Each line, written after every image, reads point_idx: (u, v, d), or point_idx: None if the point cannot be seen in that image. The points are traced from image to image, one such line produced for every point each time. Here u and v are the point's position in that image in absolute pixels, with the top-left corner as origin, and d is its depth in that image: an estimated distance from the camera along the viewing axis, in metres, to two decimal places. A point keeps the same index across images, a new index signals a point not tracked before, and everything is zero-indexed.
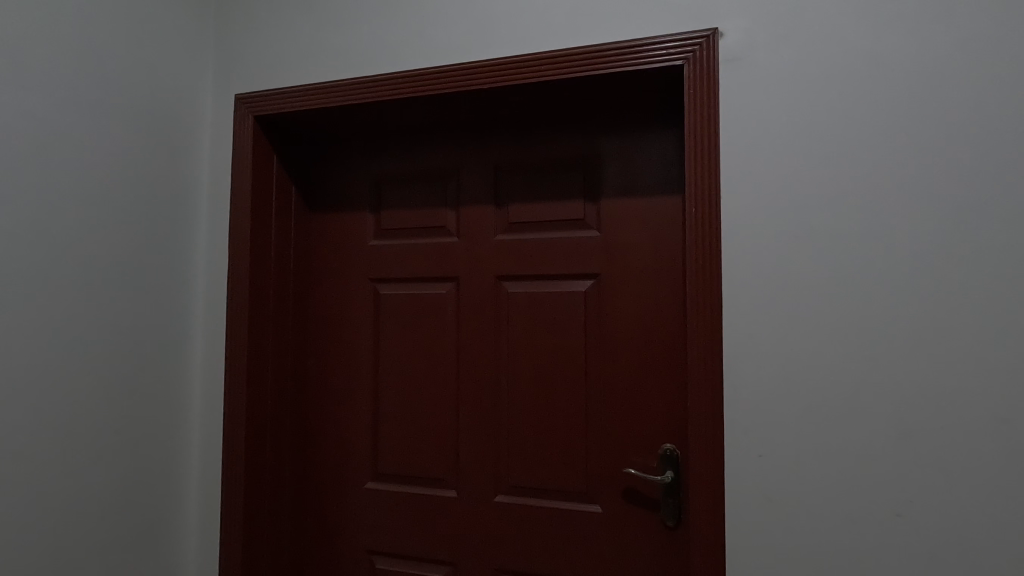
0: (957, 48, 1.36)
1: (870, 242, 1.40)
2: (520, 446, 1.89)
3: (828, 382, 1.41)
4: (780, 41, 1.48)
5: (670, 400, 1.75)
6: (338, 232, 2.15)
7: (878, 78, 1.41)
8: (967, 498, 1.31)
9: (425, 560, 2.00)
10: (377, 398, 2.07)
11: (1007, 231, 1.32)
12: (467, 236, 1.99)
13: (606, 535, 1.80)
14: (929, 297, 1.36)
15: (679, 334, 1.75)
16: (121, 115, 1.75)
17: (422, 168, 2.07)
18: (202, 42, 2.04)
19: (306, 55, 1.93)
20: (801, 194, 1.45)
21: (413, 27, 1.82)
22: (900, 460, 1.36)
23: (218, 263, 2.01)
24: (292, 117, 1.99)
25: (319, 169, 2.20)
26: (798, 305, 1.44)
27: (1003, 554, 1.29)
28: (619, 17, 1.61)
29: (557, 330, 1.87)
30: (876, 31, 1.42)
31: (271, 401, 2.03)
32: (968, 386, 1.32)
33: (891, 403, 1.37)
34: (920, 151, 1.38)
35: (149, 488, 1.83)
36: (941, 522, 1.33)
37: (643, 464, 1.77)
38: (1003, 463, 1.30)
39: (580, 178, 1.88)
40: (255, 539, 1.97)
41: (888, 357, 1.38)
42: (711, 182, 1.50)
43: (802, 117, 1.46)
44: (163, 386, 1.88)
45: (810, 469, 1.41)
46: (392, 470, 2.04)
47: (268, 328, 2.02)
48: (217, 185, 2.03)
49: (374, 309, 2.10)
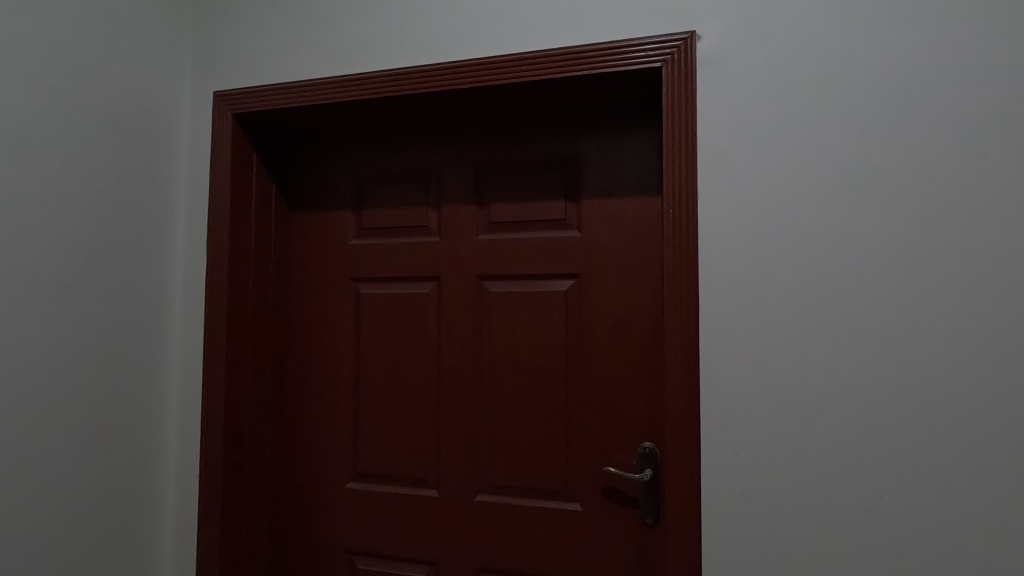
0: (927, 50, 1.40)
1: (839, 244, 1.43)
2: (501, 444, 1.90)
3: (799, 381, 1.44)
4: (753, 47, 1.51)
5: (649, 398, 1.77)
6: (318, 230, 2.14)
7: (845, 86, 1.45)
8: (936, 492, 1.35)
9: (403, 560, 1.99)
10: (357, 397, 2.06)
11: (972, 232, 1.36)
12: (449, 236, 1.99)
13: (587, 529, 1.81)
14: (895, 296, 1.39)
15: (656, 332, 1.77)
16: (98, 112, 1.72)
17: (404, 166, 2.06)
18: (179, 36, 2.01)
19: (286, 51, 1.92)
20: (774, 197, 1.48)
21: (394, 24, 1.81)
22: (871, 457, 1.39)
23: (196, 261, 1.98)
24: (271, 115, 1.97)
25: (299, 167, 2.19)
26: (770, 305, 1.47)
27: (970, 546, 1.32)
28: (599, 18, 1.63)
29: (536, 331, 1.88)
30: (850, 34, 1.45)
31: (252, 396, 2.01)
32: (935, 382, 1.36)
33: (861, 399, 1.40)
34: (887, 156, 1.41)
35: (126, 491, 1.79)
36: (910, 516, 1.36)
37: (622, 461, 1.79)
38: (969, 457, 1.33)
39: (561, 179, 1.89)
40: (236, 536, 1.95)
41: (857, 357, 1.41)
42: (686, 183, 1.52)
43: (775, 121, 1.48)
44: (139, 386, 1.85)
45: (781, 463, 1.44)
46: (374, 470, 2.03)
47: (247, 324, 2.00)
48: (196, 183, 2.00)
49: (355, 308, 2.09)
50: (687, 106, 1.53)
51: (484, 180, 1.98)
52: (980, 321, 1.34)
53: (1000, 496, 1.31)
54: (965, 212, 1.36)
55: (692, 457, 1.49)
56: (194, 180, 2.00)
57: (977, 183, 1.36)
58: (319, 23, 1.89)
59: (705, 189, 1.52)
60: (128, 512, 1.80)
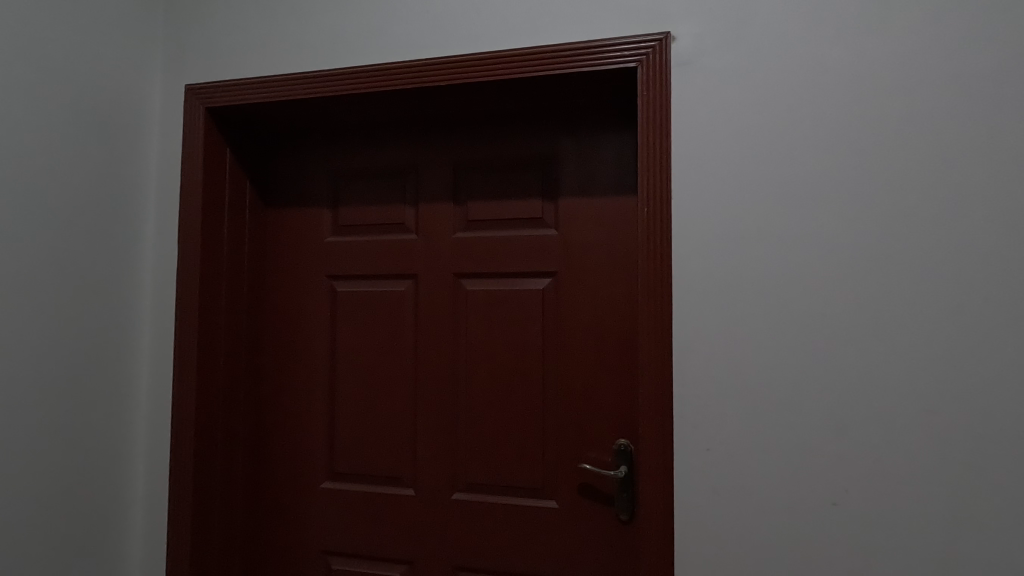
0: (895, 55, 1.43)
1: (808, 244, 1.46)
2: (477, 443, 1.90)
3: (769, 377, 1.47)
4: (725, 49, 1.53)
5: (623, 396, 1.79)
6: (293, 226, 2.11)
7: (815, 89, 1.48)
8: (900, 486, 1.39)
9: (379, 560, 1.98)
10: (333, 395, 2.04)
11: (933, 231, 1.40)
12: (426, 234, 1.98)
13: (564, 526, 1.82)
14: (860, 294, 1.43)
15: (631, 329, 1.79)
16: (64, 104, 1.67)
17: (380, 163, 2.04)
18: (150, 28, 1.96)
19: (260, 45, 1.89)
20: (745, 198, 1.50)
21: (371, 20, 1.79)
22: (838, 452, 1.43)
23: (167, 257, 1.94)
24: (245, 109, 1.94)
25: (273, 163, 2.16)
26: (742, 303, 1.49)
27: (933, 538, 1.36)
28: (576, 17, 1.63)
29: (513, 329, 1.88)
30: (821, 38, 1.48)
31: (224, 395, 1.98)
32: (900, 379, 1.40)
33: (828, 395, 1.44)
34: (854, 159, 1.45)
35: (92, 493, 1.75)
36: (876, 509, 1.40)
37: (597, 458, 1.81)
38: (932, 452, 1.37)
39: (538, 177, 1.90)
40: (208, 538, 1.91)
41: (823, 354, 1.44)
42: (661, 183, 1.54)
43: (747, 122, 1.51)
44: (108, 384, 1.80)
45: (752, 458, 1.47)
46: (350, 469, 2.01)
47: (220, 320, 1.96)
48: (167, 177, 1.95)
49: (330, 306, 2.07)
50: (662, 106, 1.54)
51: (461, 178, 1.97)
52: (944, 319, 1.38)
53: (961, 489, 1.36)
54: (929, 213, 1.40)
55: (665, 452, 1.52)
56: (165, 174, 1.96)
57: (941, 186, 1.40)
58: (295, 17, 1.86)
59: (680, 188, 1.54)
60: (95, 514, 1.75)
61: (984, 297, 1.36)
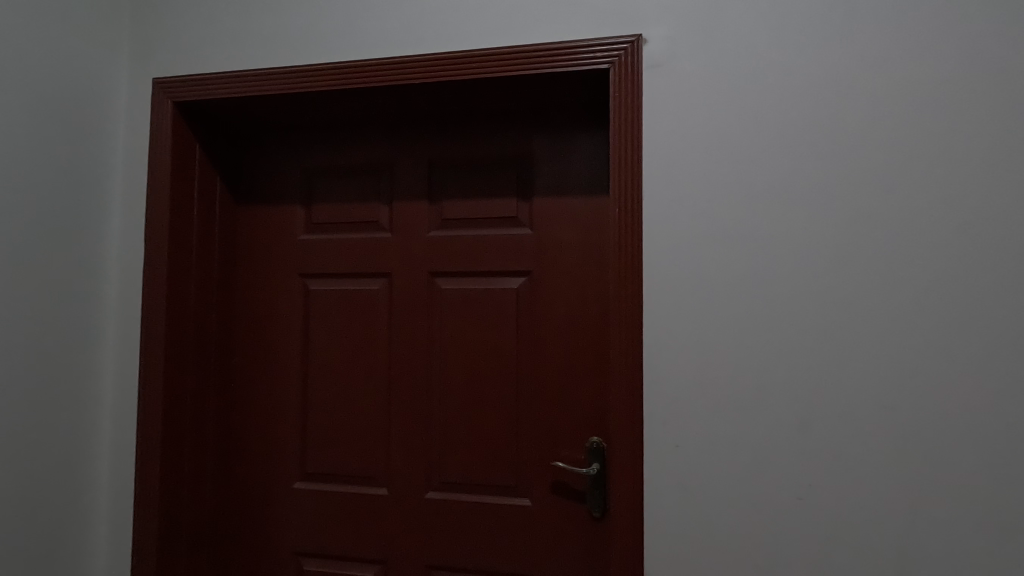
0: (864, 57, 1.47)
1: (778, 244, 1.50)
2: (450, 441, 1.89)
3: (739, 376, 1.50)
4: (696, 51, 1.55)
5: (596, 395, 1.81)
6: (264, 224, 2.08)
7: (783, 91, 1.51)
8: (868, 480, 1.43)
9: (351, 560, 1.96)
10: (308, 397, 2.01)
11: (894, 233, 1.44)
12: (399, 232, 1.97)
13: (537, 523, 1.83)
14: (826, 293, 1.47)
15: (603, 328, 1.81)
16: (24, 100, 1.62)
17: (354, 160, 2.02)
18: (117, 22, 1.91)
19: (230, 42, 1.85)
20: (716, 199, 1.53)
21: (344, 19, 1.78)
22: (803, 449, 1.46)
23: (132, 254, 1.89)
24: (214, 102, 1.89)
25: (245, 159, 2.12)
26: (712, 303, 1.52)
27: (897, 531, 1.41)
28: (550, 18, 1.64)
29: (486, 328, 1.88)
30: (786, 42, 1.51)
31: (192, 395, 1.94)
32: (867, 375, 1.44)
33: (795, 393, 1.47)
34: (822, 160, 1.48)
35: (54, 498, 1.69)
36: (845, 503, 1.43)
37: (571, 456, 1.82)
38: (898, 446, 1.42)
39: (512, 177, 1.90)
40: (176, 542, 1.87)
41: (791, 352, 1.48)
42: (632, 184, 1.56)
43: (717, 124, 1.53)
44: (70, 387, 1.75)
45: (720, 456, 1.50)
46: (323, 469, 1.99)
47: (188, 320, 1.93)
48: (132, 173, 1.91)
49: (304, 305, 2.04)
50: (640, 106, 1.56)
51: (437, 176, 1.97)
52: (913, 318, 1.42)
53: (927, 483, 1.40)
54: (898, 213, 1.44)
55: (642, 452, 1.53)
56: (130, 169, 1.91)
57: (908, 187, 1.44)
58: (266, 13, 1.83)
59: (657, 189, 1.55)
60: (57, 519, 1.70)
61: (941, 297, 1.41)
